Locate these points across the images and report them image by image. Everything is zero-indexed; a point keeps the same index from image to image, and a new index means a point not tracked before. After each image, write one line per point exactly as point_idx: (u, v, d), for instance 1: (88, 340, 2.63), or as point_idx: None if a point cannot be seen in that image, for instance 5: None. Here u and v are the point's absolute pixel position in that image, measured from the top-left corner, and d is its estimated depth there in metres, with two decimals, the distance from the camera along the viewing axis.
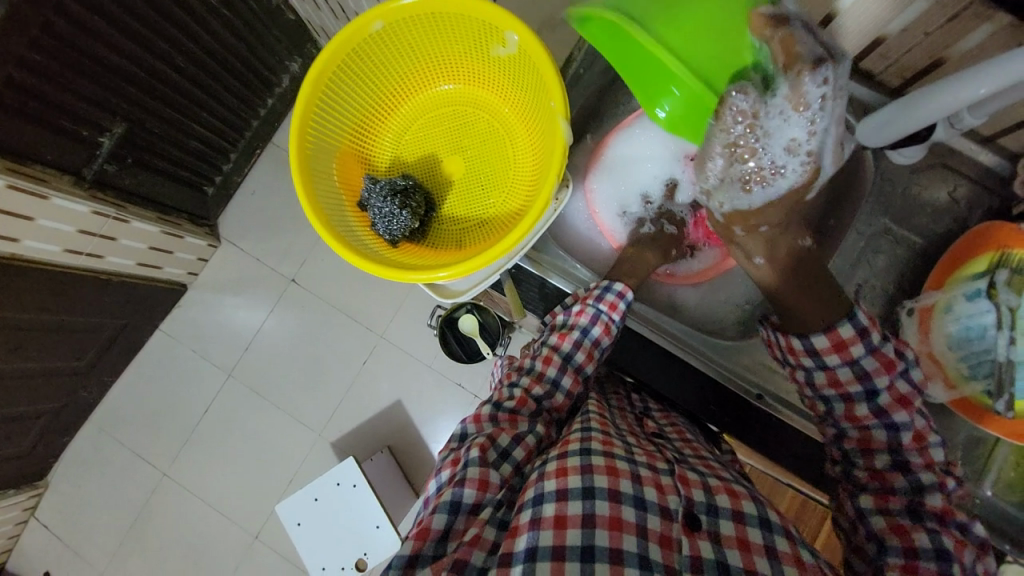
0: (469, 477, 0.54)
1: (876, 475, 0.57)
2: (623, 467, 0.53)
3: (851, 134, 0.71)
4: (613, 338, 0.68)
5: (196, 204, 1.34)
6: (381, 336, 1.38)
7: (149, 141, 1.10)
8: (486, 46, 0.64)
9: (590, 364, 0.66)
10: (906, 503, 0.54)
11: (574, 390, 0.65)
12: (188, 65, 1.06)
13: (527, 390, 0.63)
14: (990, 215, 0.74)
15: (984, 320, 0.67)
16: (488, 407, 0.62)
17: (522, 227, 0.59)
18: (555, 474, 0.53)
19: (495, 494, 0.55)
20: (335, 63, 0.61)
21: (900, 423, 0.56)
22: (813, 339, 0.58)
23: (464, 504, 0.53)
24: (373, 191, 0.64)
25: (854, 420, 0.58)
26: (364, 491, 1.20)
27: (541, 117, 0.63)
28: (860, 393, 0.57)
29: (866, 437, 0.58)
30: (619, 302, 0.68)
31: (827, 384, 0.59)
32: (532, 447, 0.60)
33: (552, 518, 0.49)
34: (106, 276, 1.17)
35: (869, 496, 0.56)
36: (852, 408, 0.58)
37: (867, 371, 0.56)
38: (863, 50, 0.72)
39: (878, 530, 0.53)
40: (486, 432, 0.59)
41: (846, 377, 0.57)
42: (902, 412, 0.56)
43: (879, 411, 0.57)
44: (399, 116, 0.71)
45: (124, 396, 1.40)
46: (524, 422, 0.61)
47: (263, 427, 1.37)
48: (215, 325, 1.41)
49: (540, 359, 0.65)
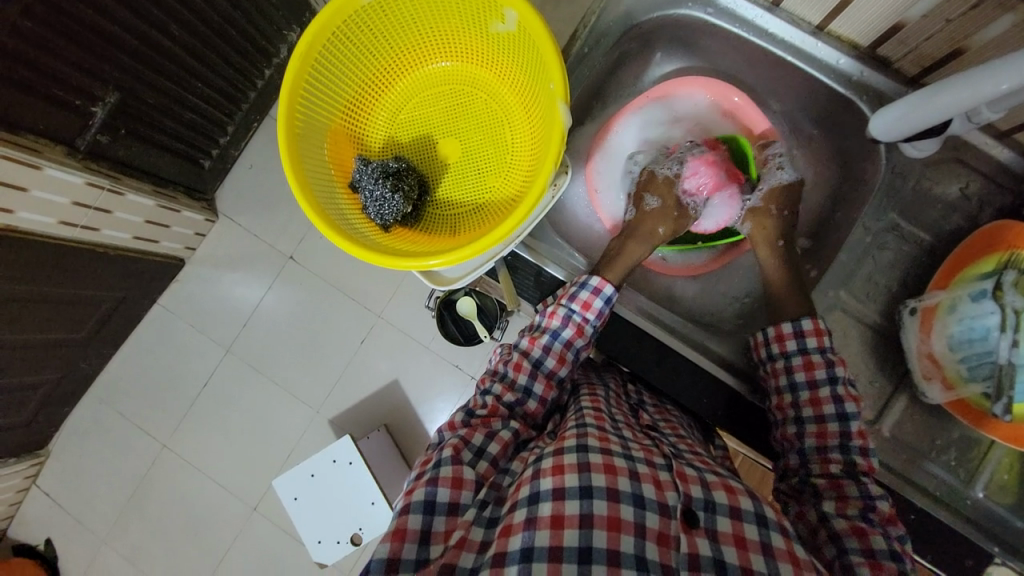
0: (442, 476, 0.54)
1: (834, 483, 0.59)
2: (621, 465, 0.52)
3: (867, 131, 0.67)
4: (586, 340, 0.68)
5: (192, 177, 1.32)
6: (378, 317, 1.37)
7: (143, 111, 1.08)
8: (485, 21, 0.61)
9: (562, 368, 0.66)
10: (859, 507, 0.57)
11: (547, 396, 0.66)
12: (183, 33, 1.03)
13: (499, 397, 0.64)
14: (1001, 213, 0.72)
15: (987, 322, 0.65)
16: (461, 415, 0.63)
17: (518, 214, 0.57)
18: (552, 472, 0.52)
19: (473, 492, 0.55)
20: (325, 37, 0.58)
21: (850, 412, 0.62)
22: (801, 321, 0.67)
23: (440, 505, 0.53)
24: (365, 173, 0.62)
25: (816, 406, 0.63)
26: (360, 470, 1.23)
27: (540, 98, 0.60)
28: (825, 379, 0.63)
29: (824, 428, 0.62)
30: (594, 300, 0.67)
31: (800, 368, 0.65)
32: (508, 440, 0.60)
33: (548, 518, 0.49)
34: (102, 249, 1.16)
35: (830, 502, 0.58)
36: (816, 395, 0.64)
37: (833, 359, 0.64)
38: (881, 36, 0.68)
39: (838, 530, 0.55)
40: (460, 434, 0.60)
41: (818, 361, 0.65)
42: (854, 403, 0.62)
43: (839, 398, 0.62)
44: (393, 94, 0.68)
45: (123, 369, 1.40)
46: (498, 421, 0.62)
47: (261, 404, 1.37)
48: (213, 300, 1.40)
49: (511, 366, 0.65)
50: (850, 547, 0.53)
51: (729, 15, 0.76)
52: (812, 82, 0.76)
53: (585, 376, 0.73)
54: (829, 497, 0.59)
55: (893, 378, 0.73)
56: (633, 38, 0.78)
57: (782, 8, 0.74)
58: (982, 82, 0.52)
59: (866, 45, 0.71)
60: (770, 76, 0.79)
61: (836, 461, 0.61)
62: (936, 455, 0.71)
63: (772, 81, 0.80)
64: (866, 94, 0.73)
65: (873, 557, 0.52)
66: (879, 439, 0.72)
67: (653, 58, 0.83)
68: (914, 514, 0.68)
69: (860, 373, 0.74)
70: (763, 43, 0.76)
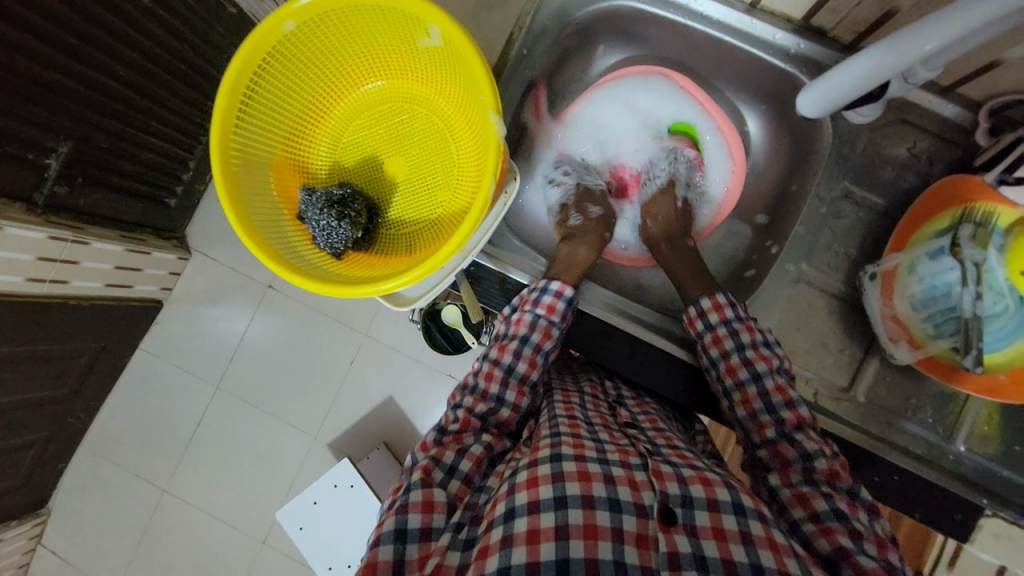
0: (412, 501, 0.53)
1: (772, 450, 0.60)
2: (595, 470, 0.52)
3: (809, 106, 0.67)
4: (554, 343, 0.67)
5: (159, 218, 1.31)
6: (365, 335, 1.37)
7: (100, 157, 1.06)
8: (413, 36, 0.60)
9: (533, 371, 0.65)
10: (802, 471, 0.57)
11: (521, 403, 0.64)
12: (130, 73, 1.01)
13: (471, 409, 0.63)
14: (953, 166, 0.73)
15: (949, 278, 0.67)
16: (433, 432, 0.62)
17: (466, 229, 0.56)
18: (526, 485, 0.52)
19: (444, 514, 0.53)
20: (251, 71, 0.57)
21: (763, 372, 0.62)
22: (699, 301, 0.69)
23: (411, 533, 0.51)
24: (310, 204, 0.61)
25: (733, 374, 0.64)
26: (362, 491, 1.22)
27: (477, 109, 0.59)
28: (733, 348, 0.64)
29: (747, 394, 0.62)
30: (557, 302, 0.68)
31: (711, 342, 0.67)
32: (481, 455, 0.59)
33: (524, 534, 0.49)
34: (76, 300, 1.15)
35: (775, 475, 0.58)
36: (730, 364, 0.65)
37: (737, 329, 0.65)
38: (813, 7, 0.68)
39: (785, 500, 0.56)
40: (431, 454, 0.59)
41: (723, 334, 0.66)
42: (765, 363, 0.62)
43: (748, 362, 0.63)
44: (333, 118, 0.67)
45: (113, 418, 1.38)
46: (470, 435, 0.61)
47: (256, 436, 1.36)
48: (196, 338, 1.39)
49: (482, 376, 0.65)
50: (799, 518, 0.54)
51: (662, 1, 0.76)
52: (753, 58, 0.76)
53: (560, 381, 0.73)
54: (773, 470, 0.59)
55: (863, 343, 0.74)
56: (572, 34, 0.78)
57: None
58: (905, 46, 0.52)
59: (799, 17, 0.71)
60: (713, 56, 0.79)
61: (770, 423, 0.61)
62: (913, 414, 0.72)
63: (715, 61, 0.80)
64: (806, 65, 0.73)
65: (821, 521, 0.52)
66: (856, 404, 0.72)
67: (596, 52, 0.83)
68: (898, 474, 0.68)
69: (831, 341, 0.74)
70: (699, 27, 0.76)
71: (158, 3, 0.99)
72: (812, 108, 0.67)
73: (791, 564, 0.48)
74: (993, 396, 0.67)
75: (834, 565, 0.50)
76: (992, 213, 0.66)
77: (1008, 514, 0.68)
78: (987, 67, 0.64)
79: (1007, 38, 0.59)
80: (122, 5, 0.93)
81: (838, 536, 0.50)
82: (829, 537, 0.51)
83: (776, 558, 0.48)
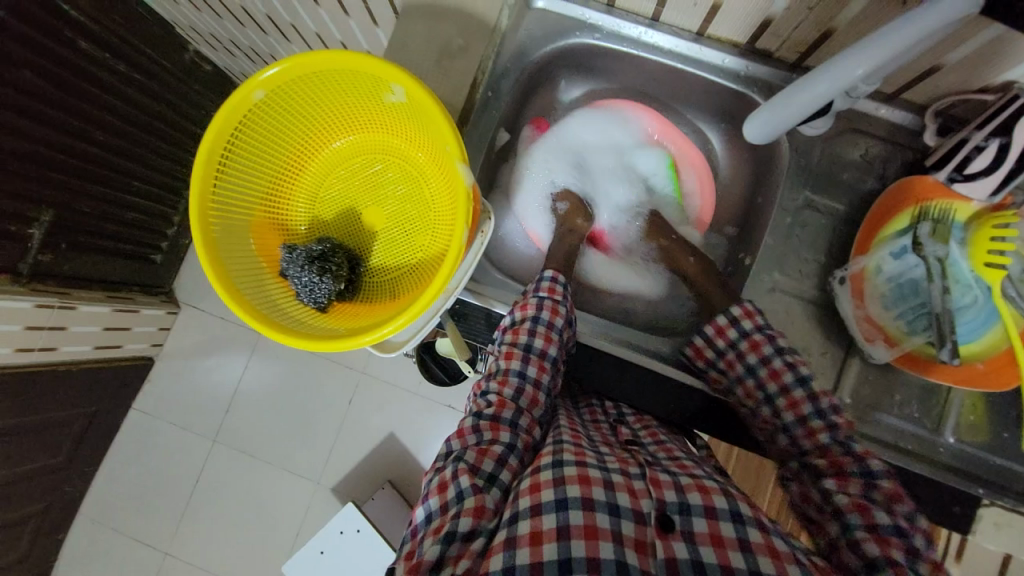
0: (464, 507, 0.52)
1: (831, 460, 0.59)
2: (595, 475, 0.53)
3: (749, 131, 0.70)
4: (564, 320, 0.69)
5: (146, 275, 1.33)
6: (362, 373, 1.36)
7: (84, 222, 1.09)
8: (378, 94, 0.63)
9: (551, 347, 0.67)
10: (861, 484, 0.56)
11: (542, 378, 0.65)
12: (109, 136, 1.05)
13: (500, 393, 0.64)
14: (907, 168, 0.76)
15: (915, 275, 0.71)
16: (468, 420, 0.62)
17: (444, 274, 0.58)
18: (530, 491, 0.52)
19: (490, 520, 0.53)
20: (224, 140, 0.60)
21: (807, 375, 0.64)
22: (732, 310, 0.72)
23: (460, 534, 0.51)
24: (291, 261, 0.63)
25: (776, 378, 0.65)
26: (369, 533, 1.20)
27: (445, 158, 0.62)
28: (794, 381, 0.64)
29: (793, 398, 0.64)
30: (556, 286, 0.71)
31: (749, 349, 0.69)
32: (518, 467, 0.59)
33: (527, 535, 0.49)
34: (65, 365, 1.15)
35: (830, 479, 0.57)
36: (772, 368, 0.66)
37: (792, 361, 0.66)
38: (755, 32, 0.72)
39: (841, 507, 0.55)
40: (472, 450, 0.58)
41: (781, 367, 0.66)
42: (827, 399, 0.63)
43: (812, 396, 0.63)
44: (309, 175, 0.69)
45: (109, 483, 1.36)
46: (507, 431, 0.60)
47: (257, 486, 1.34)
48: (190, 393, 1.38)
49: (503, 358, 0.66)
50: (853, 523, 0.53)
51: (616, 36, 0.79)
52: (706, 82, 0.80)
53: (565, 406, 0.71)
54: (828, 475, 0.58)
55: (841, 345, 0.76)
56: (534, 73, 0.81)
57: (661, 21, 0.77)
58: (840, 71, 0.56)
59: (744, 42, 0.75)
60: (668, 82, 0.83)
61: (821, 428, 0.61)
62: (900, 410, 0.73)
63: (672, 86, 0.84)
64: (755, 84, 0.77)
65: (878, 532, 0.52)
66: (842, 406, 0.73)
67: (559, 87, 0.87)
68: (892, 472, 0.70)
69: (811, 346, 0.76)
70: (653, 57, 0.79)
71: (131, 66, 1.04)
72: (754, 132, 0.69)
73: (793, 570, 0.48)
74: (972, 387, 0.69)
75: (877, 574, 0.50)
76: (949, 208, 0.70)
77: (1009, 501, 0.70)
78: (928, 73, 0.67)
79: (938, 47, 0.62)
80: (93, 73, 0.97)
81: (893, 549, 0.50)
82: (883, 546, 0.51)
83: (776, 562, 0.48)
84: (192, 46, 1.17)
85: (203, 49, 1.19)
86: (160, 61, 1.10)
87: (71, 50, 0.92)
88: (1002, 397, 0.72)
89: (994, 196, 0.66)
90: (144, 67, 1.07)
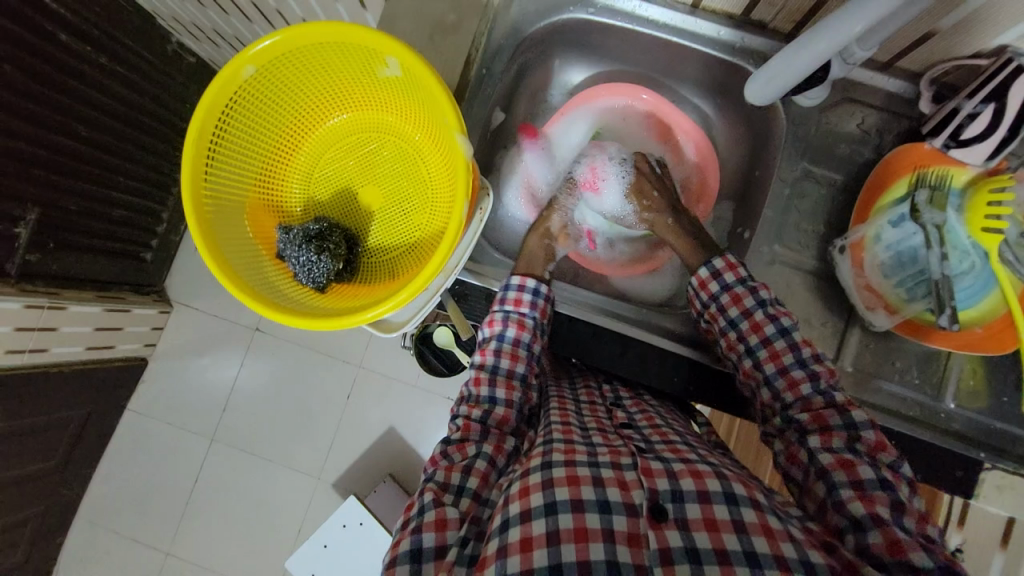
0: (425, 522, 0.53)
1: (816, 415, 0.59)
2: (584, 474, 0.53)
3: (749, 95, 0.70)
4: (531, 334, 0.68)
5: (137, 273, 1.30)
6: (359, 366, 1.35)
7: (71, 221, 1.07)
8: (372, 68, 0.62)
9: (518, 364, 0.66)
10: (844, 438, 0.57)
11: (512, 398, 0.65)
12: (92, 132, 1.03)
13: (468, 416, 0.64)
14: (903, 137, 0.76)
15: (914, 242, 0.71)
16: (438, 446, 0.62)
17: (444, 249, 0.57)
18: (518, 496, 0.52)
19: (457, 530, 0.53)
20: (215, 119, 0.58)
21: (788, 326, 0.64)
22: (713, 261, 0.70)
23: (426, 552, 0.51)
24: (288, 241, 0.62)
25: (758, 330, 0.65)
26: (372, 526, 1.19)
27: (443, 133, 0.61)
28: (776, 333, 0.64)
29: (774, 349, 0.64)
30: (523, 295, 0.69)
31: (732, 302, 0.67)
32: (486, 471, 0.59)
33: (517, 542, 0.49)
34: (56, 368, 1.13)
35: (816, 437, 0.58)
36: (754, 321, 0.65)
37: (774, 313, 0.65)
38: (751, 3, 0.72)
39: (826, 466, 0.56)
40: (441, 472, 0.59)
41: (762, 319, 0.65)
42: (809, 348, 0.63)
43: (794, 346, 0.63)
44: (303, 154, 0.68)
45: (107, 486, 1.34)
46: (473, 444, 0.61)
47: (256, 484, 1.33)
48: (186, 392, 1.36)
49: (471, 384, 0.66)
50: (839, 482, 0.54)
51: (610, 11, 0.78)
52: (702, 56, 0.79)
53: (556, 387, 0.73)
54: (813, 433, 0.59)
55: (842, 314, 0.76)
56: (528, 48, 0.80)
57: None
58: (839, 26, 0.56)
59: (739, 13, 0.75)
60: (664, 56, 0.82)
61: (802, 378, 0.61)
62: (900, 376, 0.73)
63: (668, 61, 0.83)
64: (751, 56, 0.76)
65: (863, 490, 0.53)
66: (843, 374, 0.74)
67: (554, 66, 0.87)
68: (894, 438, 0.70)
69: (812, 317, 0.76)
70: (648, 31, 0.79)
71: (114, 60, 1.02)
72: (756, 95, 0.70)
73: (787, 548, 0.47)
74: (973, 351, 0.70)
75: (861, 530, 0.51)
76: (946, 175, 0.70)
77: (1010, 464, 0.70)
78: (922, 39, 0.67)
79: (933, 10, 0.62)
80: (75, 66, 0.95)
81: (878, 505, 0.51)
82: (867, 504, 0.52)
83: (771, 541, 0.48)
84: (175, 38, 1.14)
85: (186, 41, 1.16)
86: (143, 54, 1.08)
87: (51, 42, 0.90)
88: (1002, 362, 0.72)
89: (989, 161, 0.67)
90: (127, 60, 1.05)
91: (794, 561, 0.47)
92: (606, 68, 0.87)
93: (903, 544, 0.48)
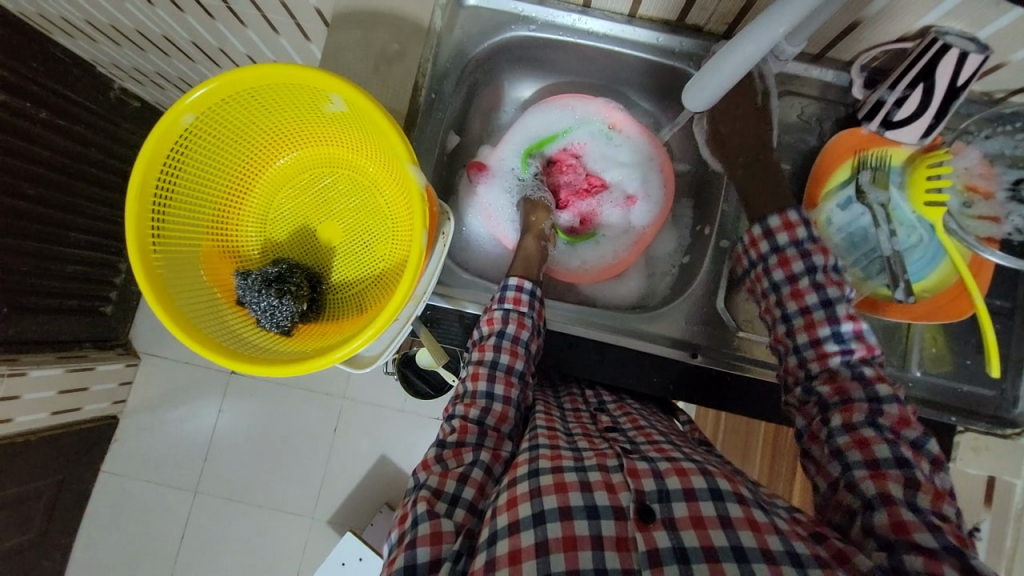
0: (420, 535, 0.51)
1: (838, 387, 0.59)
2: (572, 479, 0.52)
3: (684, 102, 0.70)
4: (530, 332, 0.67)
5: (97, 329, 1.25)
6: (343, 399, 1.32)
7: (25, 282, 1.02)
8: (317, 105, 0.61)
9: (518, 361, 0.65)
10: (866, 413, 0.56)
11: (511, 395, 0.64)
12: (39, 189, 1.00)
13: (464, 417, 0.62)
14: (841, 123, 0.80)
15: (863, 222, 0.74)
16: (433, 450, 0.61)
17: (407, 282, 0.56)
18: (506, 507, 0.52)
19: (452, 544, 0.52)
20: (158, 171, 0.57)
21: (820, 264, 0.64)
22: (769, 218, 0.67)
23: (422, 567, 0.50)
24: (247, 287, 0.61)
25: (786, 265, 0.65)
26: (373, 561, 1.16)
27: (394, 165, 0.61)
28: (818, 303, 0.62)
29: (799, 287, 0.64)
30: (521, 295, 0.68)
31: (777, 229, 0.66)
32: (484, 481, 0.58)
33: (506, 555, 0.48)
34: (20, 438, 1.08)
35: (836, 414, 0.57)
36: (784, 255, 0.65)
37: (821, 282, 0.63)
38: (684, 7, 0.74)
39: (841, 445, 0.56)
40: (434, 482, 0.57)
41: (793, 255, 0.65)
42: (835, 287, 0.63)
43: (834, 320, 0.61)
44: (256, 197, 0.67)
45: (85, 556, 1.27)
46: (470, 451, 0.60)
47: (247, 533, 1.28)
48: (164, 445, 1.31)
49: (469, 380, 0.65)
50: (853, 461, 0.54)
51: (552, 26, 0.80)
52: (645, 62, 0.81)
53: (540, 394, 0.73)
54: (834, 409, 0.58)
55: None
56: (477, 69, 0.81)
57: (593, 7, 0.78)
58: (769, 23, 0.57)
59: (674, 19, 0.78)
60: (608, 65, 0.84)
61: (822, 321, 0.61)
62: None
63: (612, 70, 0.85)
64: (691, 59, 0.79)
65: (876, 467, 0.53)
66: None
67: (505, 86, 0.88)
68: None
69: None
70: (590, 42, 0.80)
71: (56, 113, 0.99)
72: (693, 104, 0.70)
73: (773, 541, 0.47)
74: (933, 320, 0.73)
75: (869, 510, 0.51)
76: (885, 156, 0.73)
77: (982, 425, 0.73)
78: (848, 29, 0.71)
79: (856, 1, 0.66)
80: (16, 122, 0.92)
81: (890, 483, 0.51)
82: (879, 481, 0.52)
83: (758, 535, 0.47)
84: (117, 84, 1.12)
85: (129, 86, 1.13)
86: (86, 104, 1.05)
87: None
88: (959, 328, 0.76)
89: (924, 138, 0.69)
90: (71, 112, 1.02)
91: (781, 554, 0.46)
92: (552, 81, 0.88)
93: (908, 524, 0.48)
